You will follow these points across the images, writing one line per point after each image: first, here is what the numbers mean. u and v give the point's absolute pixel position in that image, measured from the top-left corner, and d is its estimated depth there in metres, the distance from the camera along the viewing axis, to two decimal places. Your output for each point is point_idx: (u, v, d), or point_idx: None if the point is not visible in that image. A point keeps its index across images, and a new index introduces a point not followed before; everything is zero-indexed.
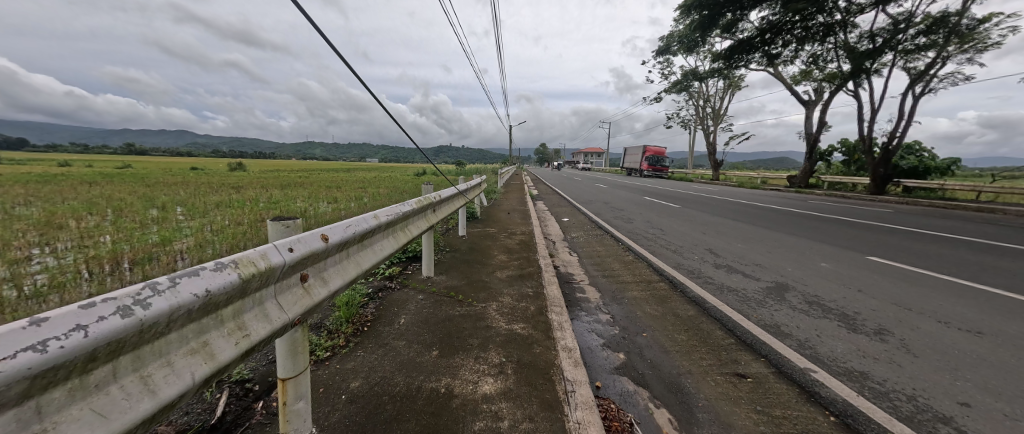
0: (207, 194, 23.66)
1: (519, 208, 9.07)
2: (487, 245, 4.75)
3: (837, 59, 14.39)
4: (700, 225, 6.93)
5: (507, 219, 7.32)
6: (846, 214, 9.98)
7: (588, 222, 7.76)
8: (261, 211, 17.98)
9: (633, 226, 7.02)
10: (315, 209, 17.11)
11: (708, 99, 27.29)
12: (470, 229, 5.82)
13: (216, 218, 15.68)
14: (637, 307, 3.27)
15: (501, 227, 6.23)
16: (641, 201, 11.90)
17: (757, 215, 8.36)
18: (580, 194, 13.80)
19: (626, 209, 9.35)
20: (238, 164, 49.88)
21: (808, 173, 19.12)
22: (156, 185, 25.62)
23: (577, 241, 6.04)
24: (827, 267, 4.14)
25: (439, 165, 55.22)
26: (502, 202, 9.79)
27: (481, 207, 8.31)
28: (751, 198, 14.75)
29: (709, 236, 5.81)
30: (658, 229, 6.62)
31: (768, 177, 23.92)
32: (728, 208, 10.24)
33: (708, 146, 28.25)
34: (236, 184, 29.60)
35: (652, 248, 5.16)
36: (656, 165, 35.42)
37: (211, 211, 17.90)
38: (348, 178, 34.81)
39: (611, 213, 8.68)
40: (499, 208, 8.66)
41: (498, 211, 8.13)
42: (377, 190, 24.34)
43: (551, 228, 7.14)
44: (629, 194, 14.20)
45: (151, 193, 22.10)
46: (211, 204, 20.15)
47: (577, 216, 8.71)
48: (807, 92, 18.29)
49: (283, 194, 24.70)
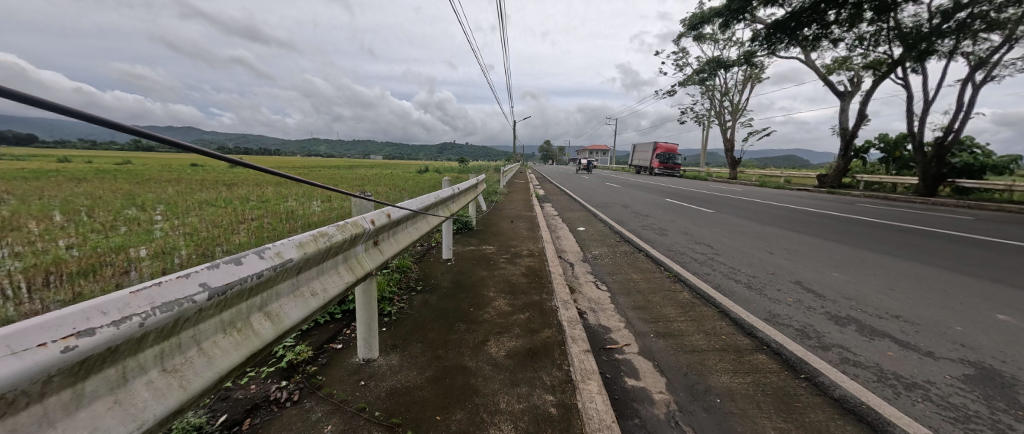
0: (198, 191, 22.56)
1: (525, 213, 7.63)
2: (480, 278, 3.28)
3: (887, 44, 12.70)
4: (757, 238, 5.39)
5: (510, 229, 5.87)
6: (913, 221, 8.36)
7: (609, 233, 6.26)
8: (249, 211, 16.75)
9: (669, 240, 5.50)
10: (305, 210, 15.88)
11: (725, 93, 25.53)
12: (461, 247, 4.37)
13: (198, 218, 14.50)
14: (750, 424, 1.74)
15: (502, 243, 4.77)
16: (665, 204, 10.37)
17: (817, 224, 6.79)
18: (593, 195, 12.34)
19: (652, 215, 7.85)
20: (238, 160, 49.15)
21: (841, 171, 17.41)
22: (146, 182, 24.72)
23: (603, 264, 4.54)
24: (1020, 326, 2.57)
25: (441, 163, 53.87)
26: (503, 206, 8.32)
27: (480, 213, 6.89)
28: (785, 200, 13.16)
29: (783, 259, 4.28)
30: (706, 244, 5.09)
31: (792, 175, 22.16)
32: (771, 213, 8.68)
33: (725, 142, 26.54)
34: (231, 181, 28.55)
35: (714, 280, 3.64)
36: (667, 163, 33.77)
37: (195, 211, 16.69)
38: (346, 175, 33.52)
39: (635, 221, 7.15)
40: (499, 213, 7.18)
41: (496, 218, 6.65)
42: (375, 188, 23.08)
43: (566, 242, 5.67)
44: (647, 195, 12.61)
45: (138, 191, 21.11)
46: (199, 203, 19.03)
47: (593, 224, 7.21)
48: (842, 83, 16.63)
49: (276, 191, 23.56)
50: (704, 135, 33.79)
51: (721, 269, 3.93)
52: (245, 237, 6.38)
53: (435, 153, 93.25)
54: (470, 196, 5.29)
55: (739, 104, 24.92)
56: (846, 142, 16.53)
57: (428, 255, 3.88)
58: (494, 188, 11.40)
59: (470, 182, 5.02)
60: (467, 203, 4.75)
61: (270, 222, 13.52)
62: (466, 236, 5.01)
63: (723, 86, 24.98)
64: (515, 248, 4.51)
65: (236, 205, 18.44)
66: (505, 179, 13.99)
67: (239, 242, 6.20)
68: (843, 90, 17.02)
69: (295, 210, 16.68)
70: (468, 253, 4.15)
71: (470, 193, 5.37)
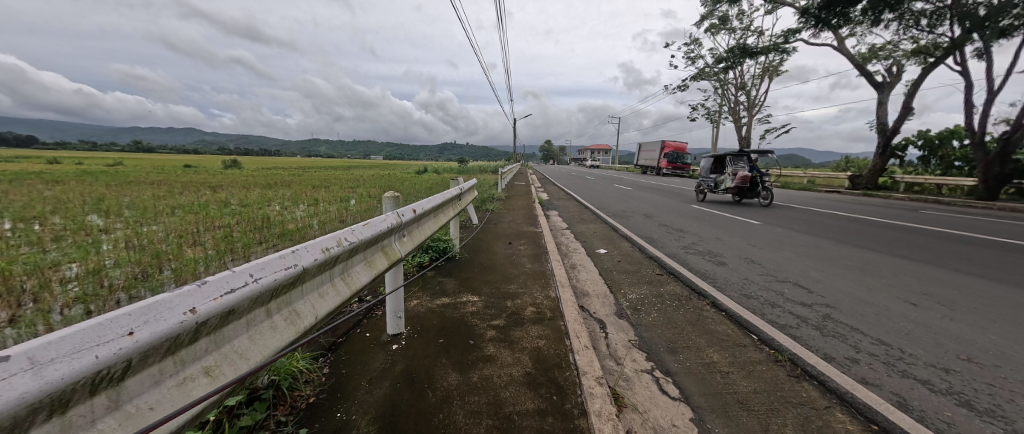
0: (178, 195, 21.18)
1: (529, 227, 6.09)
2: (444, 399, 1.65)
3: (945, 23, 10.97)
4: (864, 273, 3.74)
5: (508, 254, 4.28)
6: (1014, 235, 6.69)
7: (643, 259, 4.64)
8: (225, 217, 15.35)
9: (735, 274, 3.85)
10: (284, 217, 14.48)
11: (741, 87, 23.84)
12: (430, 301, 2.76)
13: (163, 227, 13.14)
14: None
15: (495, 285, 3.17)
16: (693, 211, 8.76)
17: (916, 243, 5.13)
18: (605, 200, 10.80)
19: (688, 230, 6.25)
20: (234, 160, 48.14)
21: (877, 171, 15.75)
22: (124, 186, 23.46)
23: (652, 324, 2.90)
24: None
25: (440, 164, 52.34)
26: (501, 219, 6.70)
27: (470, 230, 5.34)
28: (824, 205, 11.52)
29: (955, 323, 2.62)
30: (797, 285, 3.44)
31: (816, 176, 20.50)
32: (831, 224, 7.05)
33: (740, 140, 24.89)
34: (218, 183, 27.23)
35: (880, 381, 1.98)
36: (676, 163, 32.02)
37: (166, 217, 15.28)
38: (340, 176, 32.04)
39: (670, 240, 5.53)
40: (494, 230, 5.58)
41: (490, 237, 5.04)
42: (366, 191, 21.68)
43: (587, 274, 4.09)
44: (668, 200, 10.98)
45: (113, 196, 19.76)
46: (176, 207, 17.69)
47: (616, 243, 5.58)
48: (879, 73, 14.98)
49: (260, 194, 22.21)
50: (715, 134, 32.11)
51: (872, 350, 2.28)
52: (164, 261, 4.93)
53: (435, 154, 91.77)
54: (446, 215, 3.61)
55: (756, 99, 23.25)
56: (884, 141, 14.89)
57: (359, 329, 2.23)
58: (491, 194, 9.83)
59: (446, 194, 3.34)
60: (440, 229, 3.07)
61: (240, 232, 12.03)
62: (441, 275, 3.38)
63: (738, 80, 23.34)
64: (515, 297, 2.89)
65: (216, 210, 17.10)
66: (504, 182, 12.42)
67: (149, 271, 4.70)
68: (880, 81, 15.31)
69: (274, 217, 15.22)
70: (434, 318, 2.50)
71: (446, 209, 3.68)
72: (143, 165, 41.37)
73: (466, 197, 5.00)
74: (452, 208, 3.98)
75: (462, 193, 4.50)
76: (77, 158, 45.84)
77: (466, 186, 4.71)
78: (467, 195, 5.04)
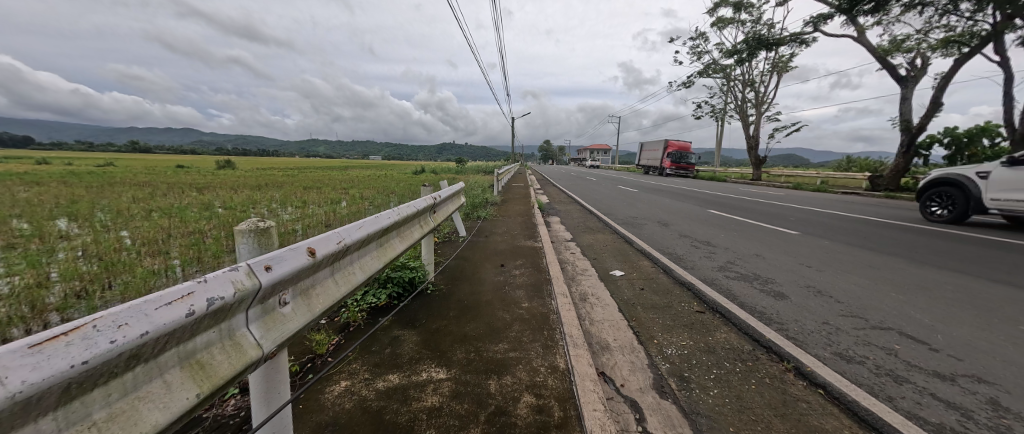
0: (159, 197, 20.15)
1: (526, 239, 5.11)
2: None
3: (985, 10, 9.95)
4: (983, 314, 2.75)
5: (499, 282, 3.27)
6: None
7: (671, 286, 3.64)
8: (203, 221, 14.37)
9: (805, 312, 2.84)
10: (264, 221, 13.50)
11: (749, 83, 22.88)
12: (362, 384, 1.73)
13: (131, 233, 12.13)
14: None
15: (474, 343, 2.15)
16: (713, 216, 7.77)
17: (1006, 261, 4.14)
18: (612, 204, 9.84)
19: (716, 242, 5.26)
20: (228, 161, 47.30)
21: (898, 171, 14.81)
22: (105, 187, 22.44)
23: (715, 409, 1.89)
24: None
25: (436, 164, 51.32)
26: (493, 229, 5.71)
27: (454, 248, 4.36)
28: (850, 208, 10.55)
29: None
30: (908, 337, 2.42)
31: (829, 177, 19.52)
32: (879, 233, 6.06)
33: (747, 139, 23.92)
34: (205, 184, 26.20)
35: None
36: (680, 163, 30.98)
37: (140, 222, 14.25)
38: (333, 177, 31.00)
39: (699, 256, 4.54)
40: (483, 245, 4.59)
41: (478, 257, 4.04)
42: (358, 192, 20.74)
43: (602, 312, 3.09)
44: (680, 204, 10.00)
45: (89, 198, 18.69)
46: (154, 211, 16.67)
47: (633, 261, 4.58)
48: (902, 66, 14.00)
49: (245, 196, 21.19)
50: (720, 133, 31.20)
51: None
52: (70, 275, 3.89)
53: (433, 154, 90.73)
54: (407, 238, 2.50)
55: (764, 96, 22.28)
56: (908, 140, 13.96)
57: None
58: (485, 197, 8.84)
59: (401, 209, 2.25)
60: (388, 263, 1.98)
61: (212, 239, 11.03)
62: (399, 325, 2.35)
63: (746, 76, 22.38)
64: (502, 371, 1.87)
65: (196, 213, 16.08)
66: (501, 183, 11.45)
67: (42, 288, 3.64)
68: (903, 74, 14.32)
69: (256, 221, 14.22)
70: (363, 426, 1.46)
71: (408, 229, 2.57)
72: (135, 165, 40.47)
73: (446, 207, 3.97)
74: (421, 225, 2.89)
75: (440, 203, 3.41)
76: (67, 158, 44.72)
77: (445, 192, 3.66)
78: (447, 203, 3.98)
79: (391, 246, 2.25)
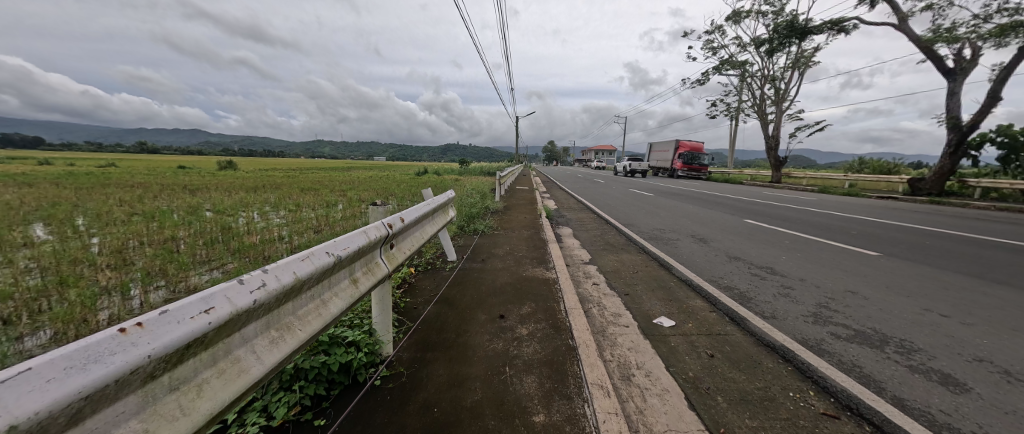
0: (146, 199, 19.11)
1: (534, 265, 3.94)
2: None
3: None
4: None
5: (496, 353, 2.09)
6: None
7: (755, 351, 2.41)
8: (183, 226, 13.23)
9: None
10: (248, 226, 12.34)
11: (769, 79, 21.52)
12: None
13: (97, 240, 10.94)
14: None
15: None
16: (756, 228, 6.56)
17: None
18: (630, 212, 8.63)
19: (784, 269, 4.02)
20: (228, 161, 46.26)
21: (944, 173, 13.63)
22: (91, 189, 21.35)
23: None
24: None
25: (437, 165, 50.09)
26: (492, 248, 4.54)
27: (437, 283, 3.23)
28: (904, 216, 9.27)
29: None
30: None
31: (860, 179, 18.11)
32: (979, 252, 4.84)
33: (766, 139, 22.56)
34: (198, 185, 25.12)
35: None
36: (692, 163, 29.52)
37: (117, 227, 13.11)
38: (331, 178, 29.85)
39: (770, 293, 3.33)
40: (478, 278, 3.44)
41: (467, 302, 2.85)
42: (354, 194, 19.59)
43: (666, 410, 1.89)
44: (707, 212, 8.77)
45: (73, 201, 17.66)
46: (138, 215, 15.60)
47: (680, 298, 3.38)
48: (948, 56, 12.72)
49: (236, 198, 20.12)
50: (733, 133, 29.88)
51: None
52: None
53: (436, 155, 89.86)
54: (311, 322, 1.21)
55: (786, 93, 20.95)
56: (958, 139, 12.71)
57: None
58: (485, 205, 7.67)
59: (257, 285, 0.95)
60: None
61: (184, 247, 9.89)
62: None
63: (766, 72, 21.04)
64: None
65: (182, 217, 14.99)
66: (503, 187, 10.25)
67: None
68: (948, 66, 13.02)
69: (240, 227, 13.03)
70: None
71: (315, 303, 1.28)
72: (134, 166, 39.73)
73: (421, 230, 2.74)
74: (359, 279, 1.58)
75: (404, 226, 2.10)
76: (69, 159, 44.06)
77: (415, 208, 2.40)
78: (421, 228, 2.82)
79: (231, 368, 0.93)
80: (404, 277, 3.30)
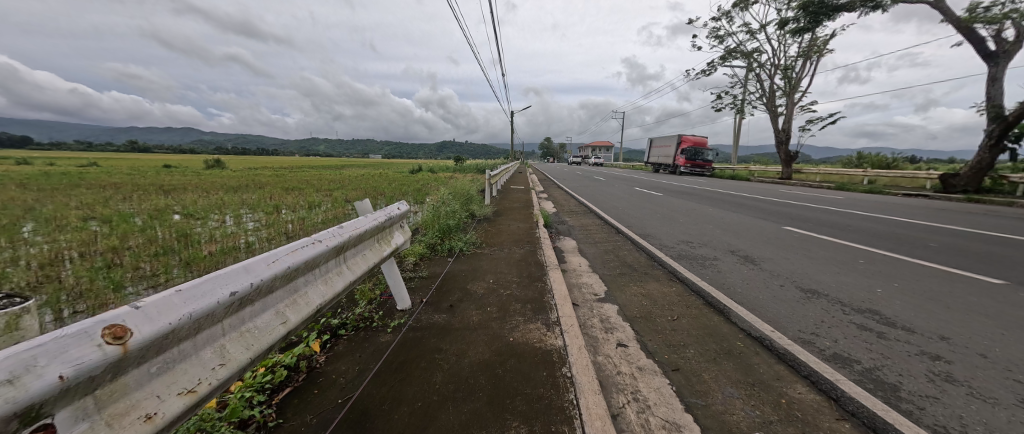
0: (110, 201, 17.47)
1: (524, 315, 2.57)
2: None
3: None
4: None
5: None
6: None
7: None
8: (139, 230, 11.71)
9: None
10: (209, 232, 10.82)
11: (780, 68, 20.19)
12: None
13: (31, 249, 9.42)
14: None
15: None
16: (809, 239, 5.21)
17: None
18: (644, 218, 7.25)
19: (903, 320, 2.66)
20: (216, 160, 44.44)
21: (980, 168, 12.44)
22: (54, 190, 19.66)
23: None
24: None
25: (433, 164, 48.42)
26: (468, 282, 3.19)
27: (358, 370, 1.87)
28: (962, 217, 7.93)
29: None
30: None
31: (880, 175, 16.90)
32: None
33: (776, 133, 21.26)
34: (175, 185, 23.43)
35: None
36: (696, 159, 28.18)
37: (59, 233, 11.41)
38: (319, 177, 28.36)
39: (921, 376, 1.99)
40: (433, 352, 2.08)
41: (396, 430, 1.49)
42: (338, 194, 18.12)
43: None
44: (734, 217, 7.42)
45: (27, 203, 15.96)
46: (95, 218, 13.96)
47: (768, 384, 2.03)
48: (990, 37, 11.43)
49: (210, 199, 18.55)
50: (738, 127, 28.56)
51: None
52: None
53: (432, 153, 88.07)
54: None
55: (798, 83, 19.65)
56: (1001, 130, 11.43)
57: None
58: (470, 211, 6.31)
59: None
60: None
61: (124, 257, 8.38)
62: None
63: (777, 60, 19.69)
64: None
65: (143, 221, 13.39)
66: (495, 188, 8.85)
67: None
68: (988, 49, 11.72)
69: (203, 231, 11.58)
70: None
71: None
72: (116, 165, 37.54)
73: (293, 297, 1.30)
74: None
75: (114, 360, 0.67)
76: (47, 157, 41.85)
77: (219, 275, 0.94)
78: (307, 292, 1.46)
79: None
80: (304, 358, 1.91)
